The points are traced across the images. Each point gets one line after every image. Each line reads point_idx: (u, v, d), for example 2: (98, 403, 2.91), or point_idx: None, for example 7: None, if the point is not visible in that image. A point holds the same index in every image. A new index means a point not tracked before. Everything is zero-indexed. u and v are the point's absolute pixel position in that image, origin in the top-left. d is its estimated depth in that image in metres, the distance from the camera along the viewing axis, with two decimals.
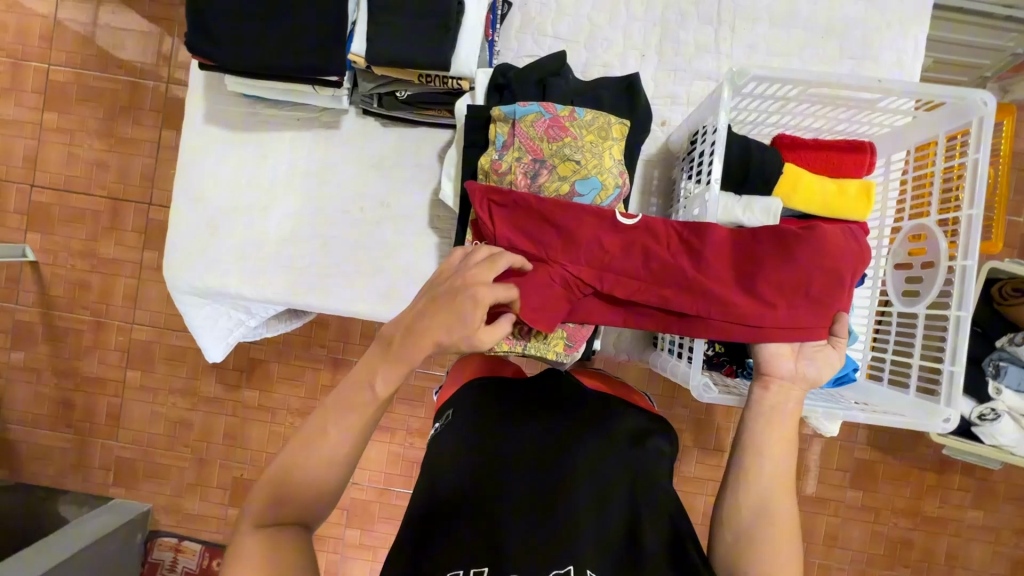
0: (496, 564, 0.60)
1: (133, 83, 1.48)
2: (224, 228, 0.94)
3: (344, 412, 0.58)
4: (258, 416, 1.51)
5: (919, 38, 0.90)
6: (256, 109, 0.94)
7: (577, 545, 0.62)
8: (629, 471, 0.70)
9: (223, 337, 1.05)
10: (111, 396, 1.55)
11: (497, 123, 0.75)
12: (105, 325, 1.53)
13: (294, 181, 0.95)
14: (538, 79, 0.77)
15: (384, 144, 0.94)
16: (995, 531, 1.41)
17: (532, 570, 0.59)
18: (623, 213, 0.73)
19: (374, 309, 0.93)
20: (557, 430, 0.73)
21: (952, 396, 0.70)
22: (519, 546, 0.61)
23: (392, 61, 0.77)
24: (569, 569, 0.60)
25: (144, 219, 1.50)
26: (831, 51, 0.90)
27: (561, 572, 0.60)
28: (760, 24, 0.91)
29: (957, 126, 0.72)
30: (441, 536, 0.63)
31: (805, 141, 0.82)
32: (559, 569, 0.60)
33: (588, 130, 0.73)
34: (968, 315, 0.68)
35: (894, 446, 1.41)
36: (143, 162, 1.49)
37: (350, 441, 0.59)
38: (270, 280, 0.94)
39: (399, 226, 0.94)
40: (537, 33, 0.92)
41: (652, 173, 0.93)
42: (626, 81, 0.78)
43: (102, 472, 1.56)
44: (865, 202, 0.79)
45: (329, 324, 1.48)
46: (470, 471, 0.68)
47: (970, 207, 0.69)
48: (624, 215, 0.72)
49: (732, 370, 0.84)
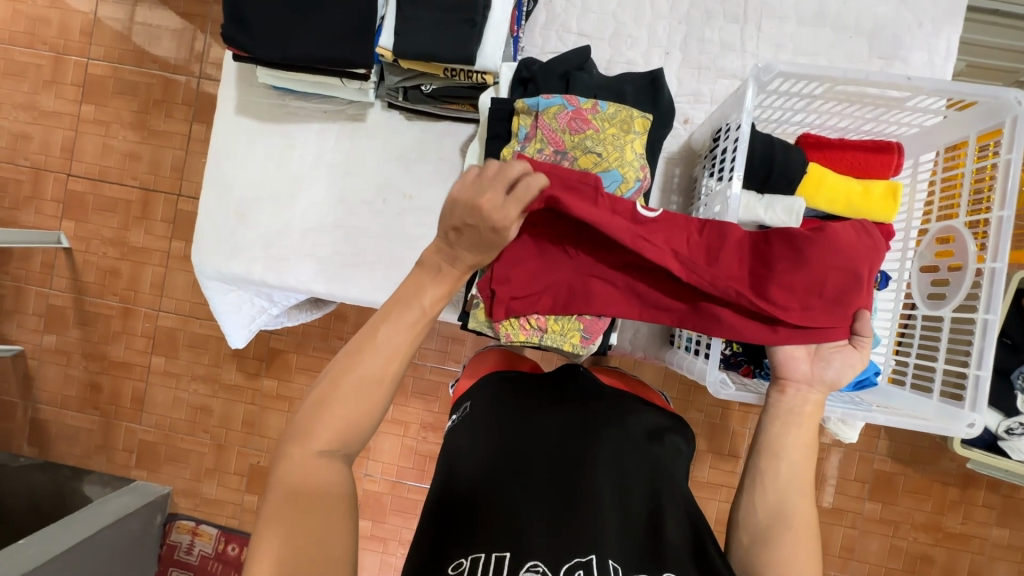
0: (517, 551, 0.60)
1: (167, 78, 1.52)
2: (251, 216, 0.97)
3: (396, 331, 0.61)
4: (276, 404, 1.55)
5: (951, 37, 0.88)
6: (285, 100, 0.97)
7: (599, 535, 0.62)
8: (651, 468, 0.70)
9: (246, 323, 1.09)
10: (136, 380, 1.59)
11: (520, 115, 0.75)
12: (133, 311, 1.58)
13: (319, 171, 0.97)
14: (561, 73, 0.77)
15: (408, 137, 0.95)
16: (1021, 551, 1.37)
17: (553, 557, 0.59)
18: (644, 205, 0.72)
19: (368, 293, 0.95)
20: (578, 422, 0.73)
21: (977, 401, 0.69)
22: (541, 533, 0.62)
23: (420, 54, 0.78)
24: (591, 558, 0.59)
25: (173, 209, 1.55)
26: (859, 52, 0.89)
27: (583, 560, 0.59)
28: (788, 23, 0.91)
29: (989, 126, 0.70)
30: (463, 524, 0.64)
31: (830, 140, 0.82)
32: (580, 558, 0.59)
33: (609, 123, 0.73)
34: (996, 318, 0.66)
35: (916, 458, 1.38)
36: (174, 155, 1.54)
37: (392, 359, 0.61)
38: (292, 267, 0.96)
39: (419, 218, 0.95)
40: (561, 30, 0.93)
41: (673, 171, 0.92)
42: (649, 76, 0.78)
43: (125, 453, 1.61)
44: (893, 202, 0.78)
45: (348, 316, 1.51)
46: (489, 459, 0.70)
47: (1001, 207, 0.68)
48: (646, 208, 0.71)
49: (749, 370, 0.83)
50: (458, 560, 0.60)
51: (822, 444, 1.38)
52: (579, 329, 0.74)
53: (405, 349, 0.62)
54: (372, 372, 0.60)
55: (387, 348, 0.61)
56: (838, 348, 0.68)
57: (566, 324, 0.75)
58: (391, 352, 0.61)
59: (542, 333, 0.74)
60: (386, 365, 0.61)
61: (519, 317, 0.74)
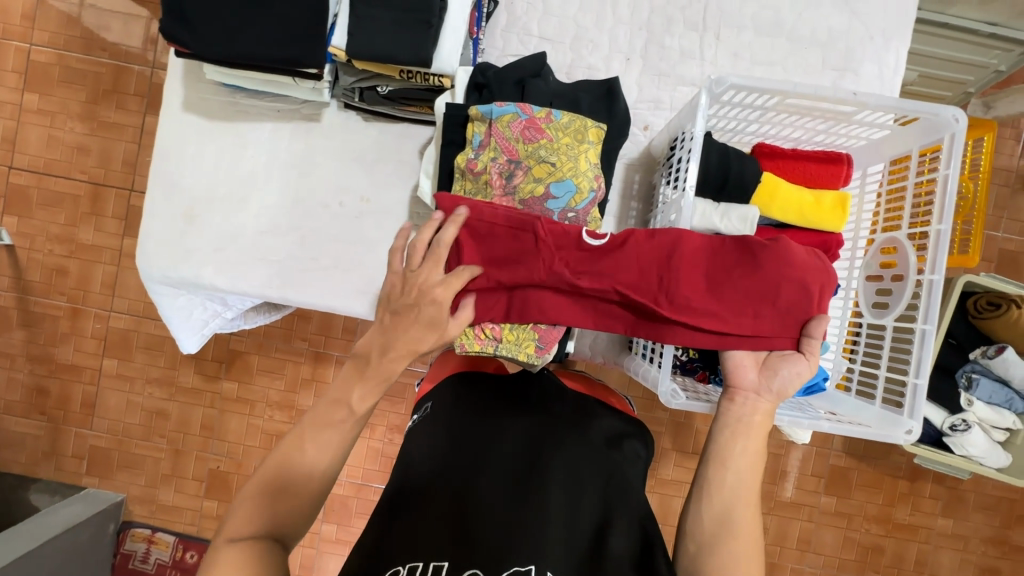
0: (456, 556, 0.59)
1: (118, 67, 1.45)
2: (201, 219, 0.93)
3: (323, 430, 0.63)
4: (237, 407, 1.51)
5: (899, 51, 0.91)
6: (236, 98, 0.93)
7: (545, 543, 0.61)
8: (604, 476, 0.71)
9: (198, 328, 1.06)
10: (86, 384, 1.52)
11: (474, 122, 0.74)
12: (82, 312, 1.51)
13: (274, 172, 0.94)
14: (516, 80, 0.76)
15: (366, 138, 0.93)
16: (964, 539, 1.44)
17: (492, 564, 0.59)
18: (591, 231, 0.72)
19: (350, 303, 0.93)
20: (536, 430, 0.73)
21: (915, 409, 0.71)
22: (485, 537, 0.61)
23: (374, 56, 0.75)
24: (529, 568, 0.58)
25: (125, 205, 1.48)
26: (813, 63, 0.91)
27: (521, 569, 0.58)
28: (746, 32, 0.92)
29: (930, 142, 0.73)
30: (405, 525, 0.63)
31: (783, 150, 0.83)
32: (521, 565, 0.58)
33: (564, 132, 0.73)
34: (934, 327, 0.69)
35: (867, 452, 1.44)
36: (127, 148, 1.47)
37: (326, 458, 0.63)
38: (245, 271, 0.93)
39: (378, 222, 0.93)
40: (523, 33, 0.92)
41: (633, 177, 0.93)
42: (606, 85, 0.78)
43: (75, 460, 1.54)
44: (841, 213, 0.81)
45: (311, 317, 1.49)
46: (444, 464, 0.69)
47: (939, 221, 0.70)
48: (591, 236, 0.71)
49: (705, 376, 0.85)
50: (397, 566, 0.59)
51: (782, 441, 1.43)
52: (533, 340, 0.73)
53: (337, 446, 0.64)
54: (309, 470, 0.62)
55: (319, 449, 0.63)
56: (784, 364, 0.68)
57: (522, 334, 0.73)
58: (323, 450, 0.63)
59: (497, 343, 0.73)
60: (320, 461, 0.62)
61: (474, 327, 0.73)
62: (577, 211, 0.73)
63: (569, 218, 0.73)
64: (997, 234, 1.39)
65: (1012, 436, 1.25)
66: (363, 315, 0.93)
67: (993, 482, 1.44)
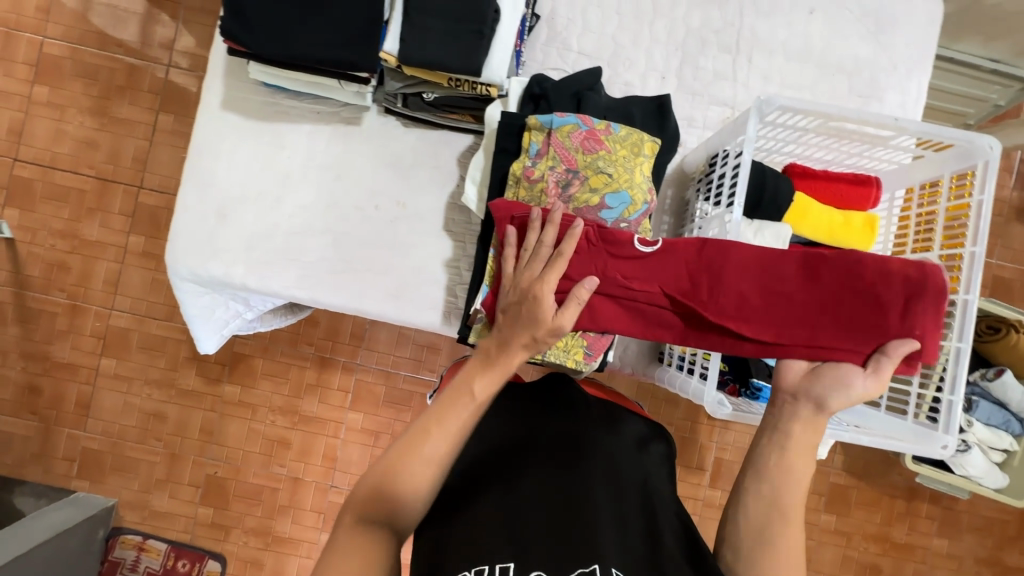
0: (519, 560, 0.60)
1: (132, 65, 1.45)
2: (234, 217, 0.92)
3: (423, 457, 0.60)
4: (238, 412, 1.48)
5: (921, 81, 0.95)
6: (276, 99, 0.93)
7: (600, 542, 0.61)
8: (643, 478, 0.71)
9: (218, 328, 1.04)
10: (81, 383, 1.48)
11: (532, 131, 0.77)
12: (81, 309, 1.47)
13: (309, 173, 0.94)
14: (574, 92, 0.80)
15: (403, 143, 0.94)
16: (958, 559, 1.47)
17: (559, 566, 0.60)
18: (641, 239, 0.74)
19: (379, 307, 0.92)
20: (568, 432, 0.73)
21: (950, 424, 0.74)
22: (541, 542, 0.62)
23: (425, 62, 0.77)
24: (593, 567, 0.59)
25: (133, 202, 1.46)
26: (840, 89, 0.95)
27: (586, 569, 0.59)
28: (776, 56, 0.95)
29: (963, 167, 0.76)
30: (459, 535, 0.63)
31: (815, 171, 0.86)
32: (584, 566, 0.59)
33: (621, 145, 0.76)
34: (969, 346, 0.72)
35: (867, 471, 1.46)
36: (136, 144, 1.45)
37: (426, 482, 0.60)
38: (277, 271, 0.92)
39: (412, 226, 0.93)
40: (562, 48, 0.94)
41: (667, 192, 0.95)
42: (658, 101, 0.80)
43: (65, 463, 1.48)
44: (870, 233, 0.84)
45: (319, 321, 1.48)
46: (484, 471, 0.70)
47: (973, 244, 0.73)
48: (643, 241, 0.74)
49: (736, 389, 0.87)
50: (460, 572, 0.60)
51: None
52: (582, 347, 0.79)
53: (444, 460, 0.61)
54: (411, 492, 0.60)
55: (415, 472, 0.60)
56: (850, 373, 0.65)
57: (570, 342, 0.79)
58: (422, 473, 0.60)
59: (546, 349, 0.79)
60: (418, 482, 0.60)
61: None
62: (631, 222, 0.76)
63: (625, 226, 0.76)
64: (991, 260, 1.44)
65: (1009, 457, 1.30)
66: (393, 318, 0.92)
67: (986, 503, 1.47)
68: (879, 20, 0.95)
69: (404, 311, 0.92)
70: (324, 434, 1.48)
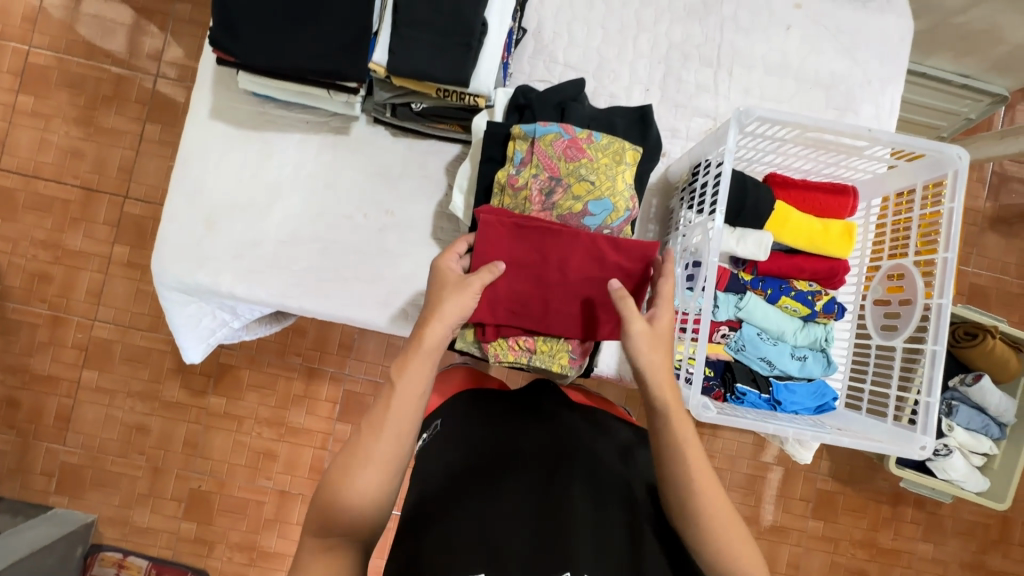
0: (492, 568, 0.60)
1: (119, 75, 1.45)
2: (221, 225, 0.92)
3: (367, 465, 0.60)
4: (223, 424, 1.46)
5: (894, 95, 0.99)
6: (265, 108, 0.94)
7: (575, 549, 0.61)
8: (624, 486, 0.71)
9: (203, 337, 1.04)
10: (62, 396, 1.45)
11: (517, 140, 0.78)
12: (63, 320, 1.45)
13: (298, 182, 0.94)
14: (557, 103, 0.81)
15: (392, 152, 0.95)
16: (943, 564, 1.49)
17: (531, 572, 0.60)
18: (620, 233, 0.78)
19: (368, 315, 0.93)
20: (552, 441, 0.73)
21: (927, 425, 0.76)
22: (516, 548, 0.62)
23: (413, 73, 0.78)
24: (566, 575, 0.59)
25: (118, 212, 1.45)
26: (818, 101, 0.98)
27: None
28: (756, 70, 0.98)
29: (934, 176, 0.79)
30: (434, 543, 0.63)
31: (794, 180, 0.88)
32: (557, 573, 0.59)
33: (603, 153, 0.77)
34: (944, 349, 0.74)
35: (853, 477, 1.48)
36: (122, 154, 1.45)
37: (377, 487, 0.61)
38: (265, 280, 0.92)
39: (400, 235, 0.94)
40: (549, 60, 0.96)
41: (651, 201, 0.97)
42: (640, 111, 0.82)
43: (43, 478, 1.45)
44: (848, 241, 0.86)
45: (307, 331, 1.47)
46: (465, 480, 0.69)
47: (946, 249, 0.76)
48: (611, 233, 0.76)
49: (722, 395, 0.89)
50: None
51: (761, 463, 1.45)
52: (567, 351, 0.80)
53: (393, 457, 0.62)
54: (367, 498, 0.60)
55: (365, 479, 0.60)
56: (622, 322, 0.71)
57: (555, 347, 0.80)
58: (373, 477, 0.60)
59: (531, 353, 0.80)
60: (368, 490, 0.60)
61: (508, 339, 0.79)
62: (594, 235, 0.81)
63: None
64: (968, 269, 1.48)
65: (989, 461, 1.33)
66: (381, 326, 0.93)
67: (969, 507, 1.49)
68: (854, 36, 0.98)
69: (393, 319, 0.93)
70: (311, 446, 1.46)
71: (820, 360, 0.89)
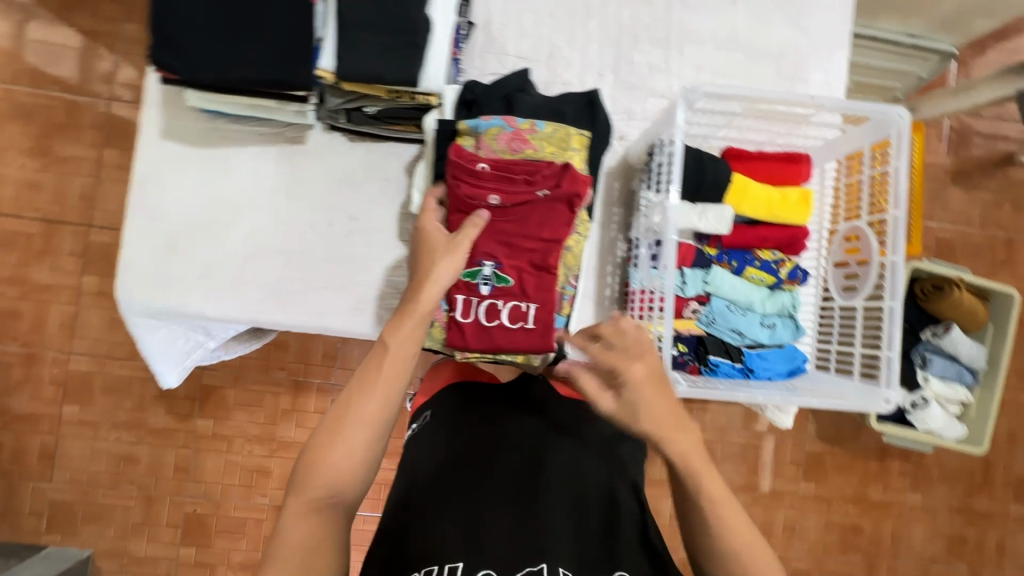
0: (472, 558, 0.66)
1: (71, 100, 1.41)
2: (184, 246, 0.91)
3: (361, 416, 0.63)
4: (213, 445, 1.45)
5: (841, 62, 1.00)
6: (216, 123, 0.92)
7: (552, 543, 0.68)
8: (602, 477, 0.77)
9: (180, 361, 1.03)
10: (44, 433, 1.43)
11: (464, 136, 0.81)
12: (38, 356, 1.42)
13: (258, 196, 0.93)
14: (503, 95, 0.83)
15: (351, 159, 0.94)
16: (932, 512, 1.53)
17: (511, 564, 0.66)
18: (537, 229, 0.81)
19: (343, 324, 0.93)
20: (536, 434, 0.80)
21: (891, 378, 0.78)
22: (496, 543, 0.68)
23: (362, 77, 0.78)
24: (542, 566, 0.65)
25: (83, 241, 1.42)
26: (767, 73, 1.00)
27: (535, 568, 0.65)
28: (705, 46, 0.99)
29: (879, 138, 0.81)
30: (419, 534, 0.69)
31: (750, 153, 0.90)
32: (533, 564, 0.66)
33: (548, 142, 0.80)
34: (900, 304, 0.76)
35: (839, 436, 1.52)
36: (83, 182, 1.42)
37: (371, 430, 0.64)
38: (234, 296, 0.91)
39: (367, 240, 0.94)
40: (500, 53, 0.96)
41: (613, 185, 0.97)
42: (587, 97, 0.84)
43: (33, 518, 1.42)
44: (805, 207, 0.89)
45: (289, 345, 1.46)
46: (453, 474, 0.76)
47: (895, 208, 0.78)
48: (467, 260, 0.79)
49: (697, 368, 0.90)
50: (414, 571, 0.66)
51: (749, 432, 1.48)
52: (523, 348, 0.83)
53: (384, 402, 0.65)
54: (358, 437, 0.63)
55: (359, 428, 0.63)
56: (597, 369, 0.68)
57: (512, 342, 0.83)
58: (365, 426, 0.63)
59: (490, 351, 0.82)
60: (358, 436, 0.63)
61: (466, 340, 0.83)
62: (488, 279, 0.80)
63: (487, 287, 0.80)
64: (933, 224, 1.52)
65: (965, 409, 1.38)
66: (357, 333, 0.93)
67: (951, 455, 1.54)
68: (797, 6, 1.00)
69: (369, 325, 0.93)
70: None
71: (790, 325, 0.91)
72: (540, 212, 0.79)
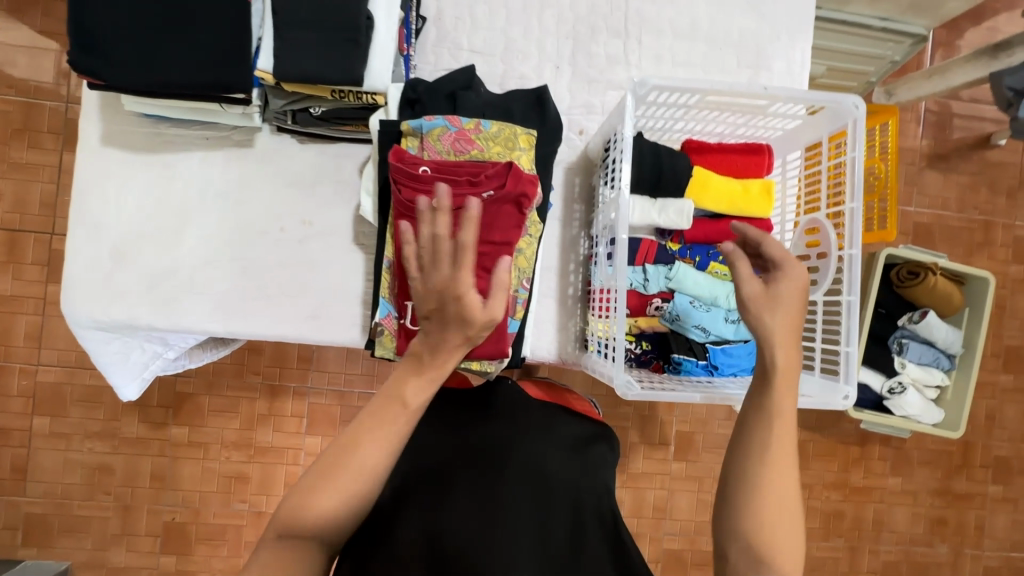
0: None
1: (25, 103, 1.36)
2: (133, 257, 0.88)
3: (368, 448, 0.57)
4: (189, 453, 1.43)
5: (804, 50, 0.98)
6: (158, 128, 0.89)
7: (517, 556, 0.70)
8: (566, 480, 0.77)
9: (138, 372, 0.99)
10: (15, 447, 1.40)
11: (407, 137, 0.80)
12: (5, 369, 1.39)
13: (206, 202, 0.90)
14: (448, 93, 0.82)
15: (302, 161, 0.91)
16: (912, 495, 1.54)
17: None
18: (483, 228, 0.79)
19: (301, 331, 0.90)
20: (499, 441, 0.78)
21: (850, 374, 0.78)
22: (461, 560, 0.68)
23: (301, 77, 0.75)
24: None
25: (46, 249, 1.38)
26: (729, 61, 0.97)
27: None
28: (665, 35, 0.96)
29: (836, 128, 0.79)
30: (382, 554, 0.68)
31: (710, 145, 0.88)
32: None
33: (494, 141, 0.79)
34: (857, 299, 0.76)
35: (819, 423, 1.52)
36: (43, 188, 1.38)
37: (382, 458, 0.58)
38: (185, 308, 0.89)
39: (323, 243, 0.91)
40: (454, 47, 0.93)
41: (573, 180, 0.95)
42: (536, 93, 0.84)
43: (8, 532, 1.40)
44: (767, 199, 0.86)
45: (263, 349, 1.44)
46: (413, 486, 0.74)
47: (852, 200, 0.77)
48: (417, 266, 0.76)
49: (660, 365, 0.93)
50: None
51: None
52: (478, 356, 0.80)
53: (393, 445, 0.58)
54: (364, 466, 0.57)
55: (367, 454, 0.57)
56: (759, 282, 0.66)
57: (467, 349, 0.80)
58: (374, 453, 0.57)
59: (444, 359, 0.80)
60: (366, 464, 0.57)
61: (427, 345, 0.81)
62: None
63: None
64: (910, 209, 1.51)
65: (942, 393, 1.37)
66: (316, 340, 0.91)
67: (931, 437, 1.55)
68: None
69: (329, 332, 0.91)
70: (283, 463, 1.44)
71: None
72: (487, 213, 0.75)
